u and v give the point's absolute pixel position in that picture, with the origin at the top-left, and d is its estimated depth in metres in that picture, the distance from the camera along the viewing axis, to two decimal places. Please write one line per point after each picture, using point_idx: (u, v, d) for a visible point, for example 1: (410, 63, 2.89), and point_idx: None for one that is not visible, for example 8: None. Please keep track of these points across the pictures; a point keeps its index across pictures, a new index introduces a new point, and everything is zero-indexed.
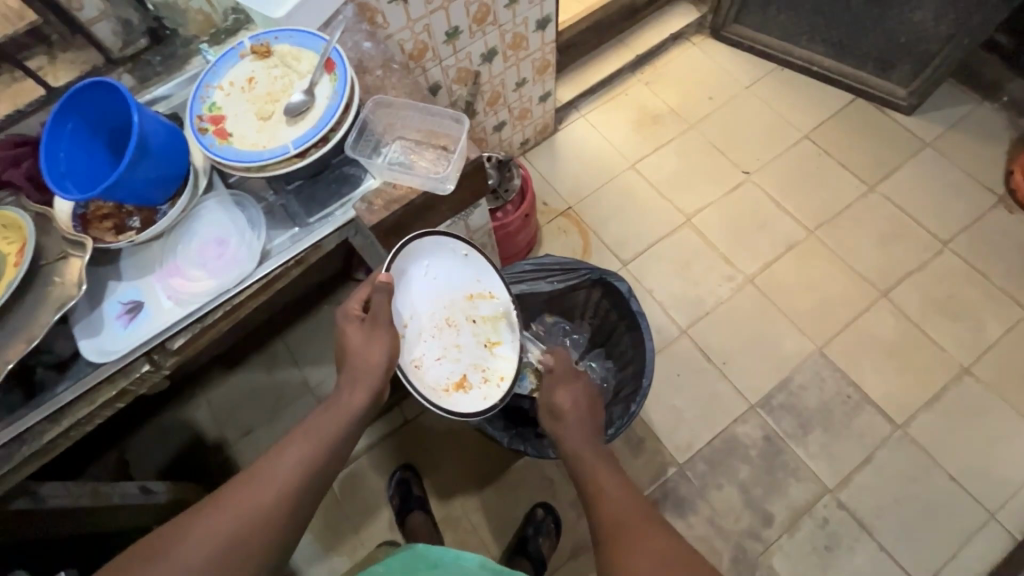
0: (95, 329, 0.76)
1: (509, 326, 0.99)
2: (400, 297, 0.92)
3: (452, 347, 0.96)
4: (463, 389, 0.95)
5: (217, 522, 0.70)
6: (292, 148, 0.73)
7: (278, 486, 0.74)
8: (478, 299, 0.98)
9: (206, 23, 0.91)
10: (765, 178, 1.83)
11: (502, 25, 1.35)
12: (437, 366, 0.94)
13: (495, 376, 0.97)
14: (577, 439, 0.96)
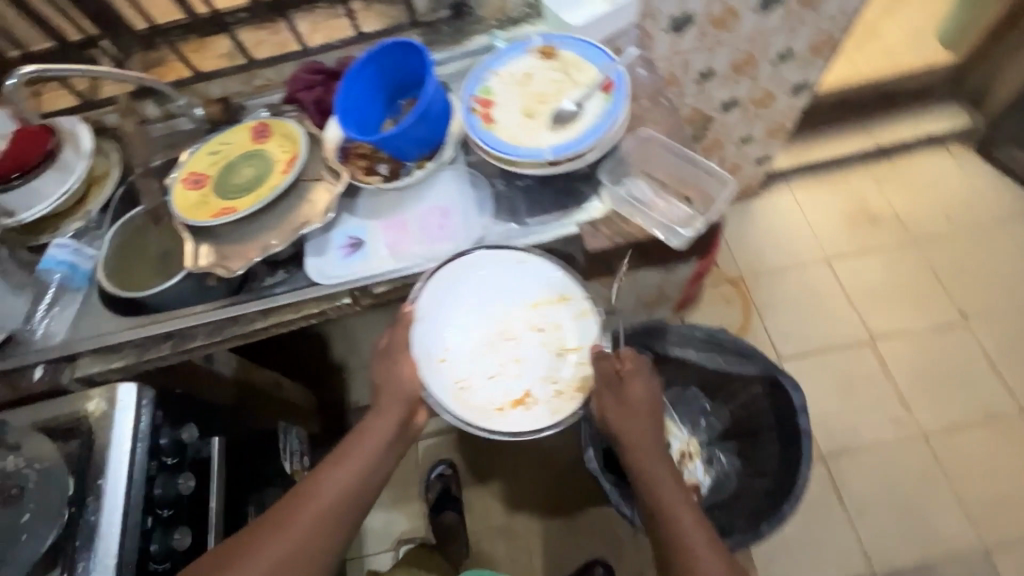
0: (321, 250, 0.84)
1: (586, 330, 0.81)
2: (429, 308, 0.82)
3: (509, 362, 0.82)
4: (524, 407, 0.79)
5: (285, 531, 0.69)
6: (549, 154, 0.74)
7: (341, 496, 0.73)
8: (544, 306, 0.83)
9: (500, 8, 0.96)
10: (985, 328, 1.55)
11: (758, 79, 1.27)
12: (482, 383, 0.81)
13: (579, 385, 0.80)
14: (643, 444, 0.79)
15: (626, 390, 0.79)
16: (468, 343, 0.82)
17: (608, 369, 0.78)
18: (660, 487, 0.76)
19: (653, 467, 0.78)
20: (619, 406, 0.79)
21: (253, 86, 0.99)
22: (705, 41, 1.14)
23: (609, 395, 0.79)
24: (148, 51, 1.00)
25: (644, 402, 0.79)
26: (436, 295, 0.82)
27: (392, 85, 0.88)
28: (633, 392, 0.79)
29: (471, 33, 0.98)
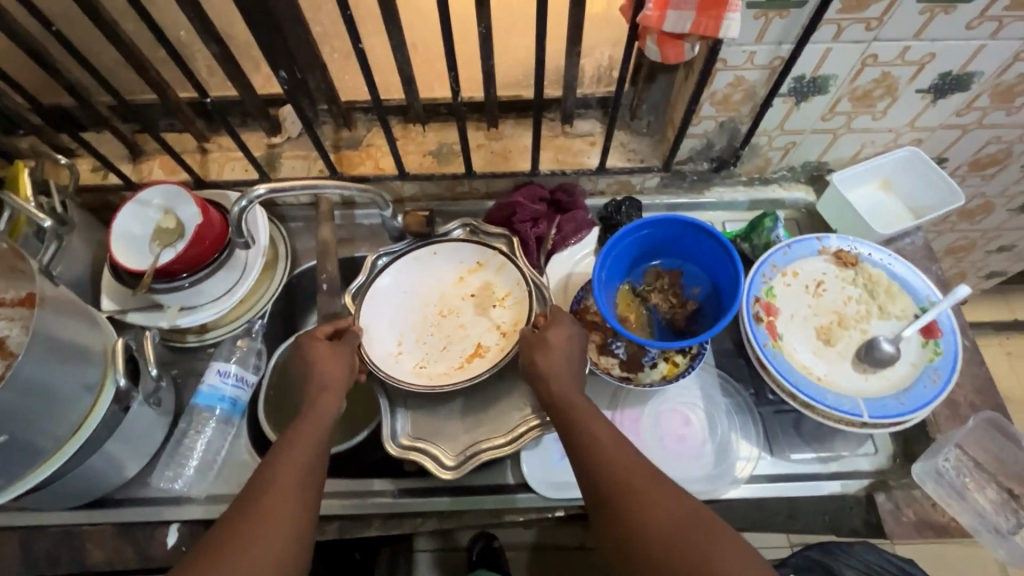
0: (538, 442, 0.68)
1: (452, 256, 0.77)
2: (369, 305, 0.73)
3: (456, 333, 0.72)
4: (480, 356, 0.70)
5: (250, 536, 0.47)
6: (868, 415, 0.60)
7: (305, 479, 0.53)
8: (469, 276, 0.77)
9: (759, 168, 0.83)
10: None
11: (963, 262, 1.16)
12: (444, 356, 0.71)
13: (513, 325, 0.71)
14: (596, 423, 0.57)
15: (549, 342, 0.61)
16: (407, 315, 0.73)
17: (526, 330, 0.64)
18: (606, 451, 0.53)
19: (575, 409, 0.56)
20: (541, 359, 0.60)
21: (454, 193, 0.85)
22: (941, 226, 1.01)
23: (530, 357, 0.61)
24: (342, 128, 0.85)
25: (569, 358, 0.60)
26: (388, 281, 0.75)
27: (645, 252, 0.74)
28: (555, 343, 0.61)
29: (714, 186, 0.85)
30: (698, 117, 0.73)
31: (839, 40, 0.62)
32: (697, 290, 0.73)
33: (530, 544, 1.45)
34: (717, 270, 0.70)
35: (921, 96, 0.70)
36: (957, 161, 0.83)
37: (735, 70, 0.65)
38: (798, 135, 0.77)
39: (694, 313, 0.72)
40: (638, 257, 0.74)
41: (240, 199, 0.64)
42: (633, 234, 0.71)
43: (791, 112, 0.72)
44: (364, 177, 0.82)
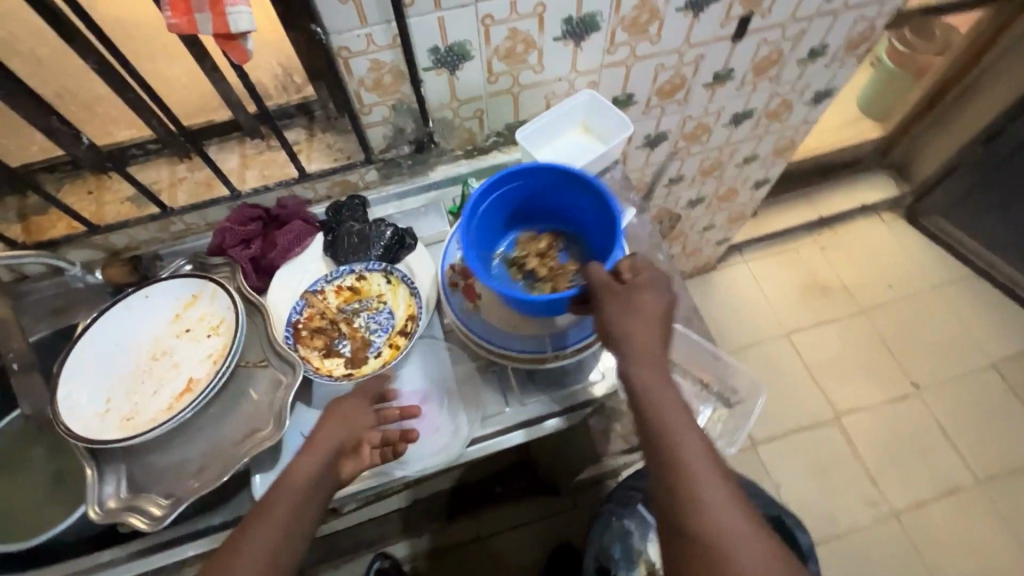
0: (271, 460, 0.67)
1: (168, 295, 0.75)
2: (70, 370, 0.68)
3: (169, 374, 0.70)
4: (193, 392, 0.68)
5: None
6: (549, 350, 0.67)
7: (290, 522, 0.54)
8: (186, 312, 0.74)
9: (467, 139, 0.86)
10: (936, 398, 1.61)
11: (723, 180, 1.26)
12: (154, 399, 0.68)
13: (224, 351, 0.70)
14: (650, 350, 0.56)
15: (635, 298, 0.57)
16: (115, 369, 0.70)
17: (606, 282, 0.58)
18: (683, 446, 0.51)
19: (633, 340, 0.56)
20: (617, 305, 0.57)
21: (169, 234, 0.82)
22: (677, 153, 1.09)
23: (613, 302, 0.57)
24: (26, 195, 0.80)
25: (657, 313, 0.57)
26: (93, 338, 0.71)
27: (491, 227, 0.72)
28: (642, 303, 0.57)
29: (434, 165, 0.87)
30: (365, 106, 0.74)
31: (444, 7, 0.64)
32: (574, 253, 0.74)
33: (426, 550, 1.39)
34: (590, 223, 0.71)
35: (561, 43, 0.74)
36: (642, 94, 0.89)
37: (365, 55, 0.66)
38: (479, 102, 0.80)
39: (573, 273, 0.71)
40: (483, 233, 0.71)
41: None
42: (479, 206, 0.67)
43: (452, 82, 0.74)
44: (56, 240, 0.76)
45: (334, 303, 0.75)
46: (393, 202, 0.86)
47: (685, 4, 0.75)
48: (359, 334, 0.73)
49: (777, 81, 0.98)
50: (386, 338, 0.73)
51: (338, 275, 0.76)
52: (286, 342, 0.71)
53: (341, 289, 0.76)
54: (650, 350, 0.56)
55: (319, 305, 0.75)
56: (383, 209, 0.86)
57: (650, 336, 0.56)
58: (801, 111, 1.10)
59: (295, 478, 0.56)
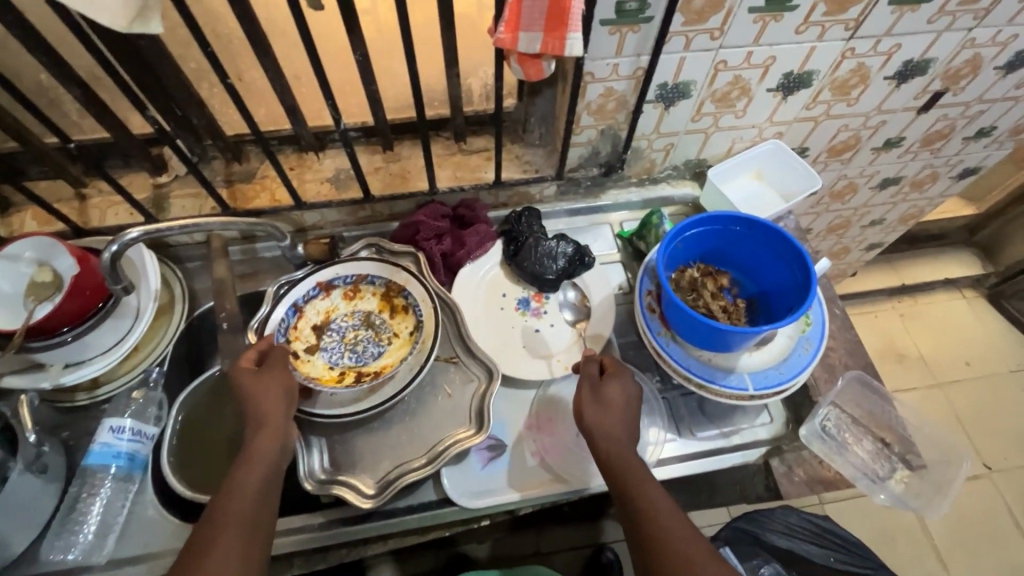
0: (459, 456, 0.70)
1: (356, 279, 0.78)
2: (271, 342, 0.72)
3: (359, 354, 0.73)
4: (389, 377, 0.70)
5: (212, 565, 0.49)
6: (752, 388, 0.66)
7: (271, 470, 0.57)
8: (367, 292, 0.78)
9: (647, 169, 0.89)
10: (1009, 482, 1.60)
11: (844, 238, 1.28)
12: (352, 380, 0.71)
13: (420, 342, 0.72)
14: (612, 435, 0.63)
15: (605, 384, 0.66)
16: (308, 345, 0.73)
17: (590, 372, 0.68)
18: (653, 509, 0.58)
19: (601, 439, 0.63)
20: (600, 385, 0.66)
21: (356, 218, 0.86)
22: (817, 208, 1.12)
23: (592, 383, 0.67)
24: (233, 162, 0.83)
25: (626, 399, 0.65)
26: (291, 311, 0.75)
27: (670, 266, 0.70)
28: (613, 392, 0.66)
29: (608, 190, 0.90)
30: (579, 127, 0.77)
31: (690, 49, 0.68)
32: (737, 291, 0.72)
33: None
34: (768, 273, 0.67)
35: (772, 94, 0.78)
36: (816, 149, 0.92)
37: (604, 81, 0.70)
38: (674, 137, 0.83)
39: (745, 312, 0.70)
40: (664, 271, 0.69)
41: (111, 244, 0.59)
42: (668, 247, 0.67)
43: (662, 116, 0.78)
44: (260, 210, 0.80)
45: (371, 304, 0.78)
46: (563, 218, 0.91)
47: (894, 73, 0.78)
48: (348, 343, 0.75)
49: (936, 154, 1.01)
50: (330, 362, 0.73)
51: (400, 292, 0.77)
52: (328, 275, 0.77)
53: (384, 301, 0.77)
54: (616, 432, 0.63)
55: (356, 286, 0.78)
56: (555, 222, 0.91)
57: (616, 416, 0.64)
58: (942, 185, 1.13)
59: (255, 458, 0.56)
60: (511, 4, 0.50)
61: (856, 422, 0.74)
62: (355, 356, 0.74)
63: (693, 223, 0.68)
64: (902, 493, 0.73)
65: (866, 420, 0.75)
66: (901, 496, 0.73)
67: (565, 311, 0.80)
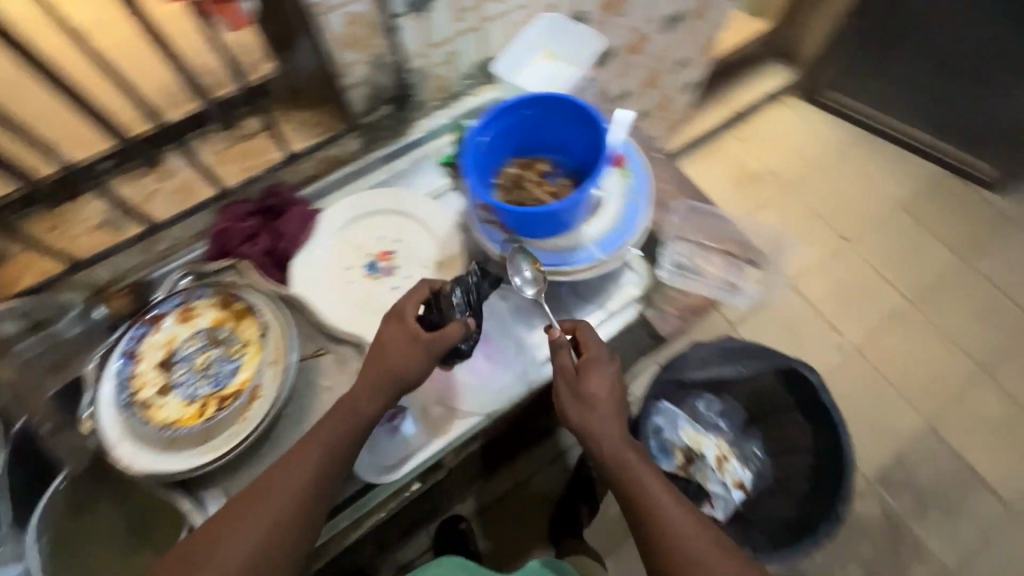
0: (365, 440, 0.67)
1: (183, 304, 0.69)
2: (110, 417, 0.63)
3: (218, 379, 0.66)
4: (260, 397, 0.65)
5: (225, 551, 0.54)
6: (601, 254, 0.68)
7: (303, 478, 0.57)
8: (199, 314, 0.69)
9: (441, 88, 0.85)
10: (865, 246, 1.84)
11: (662, 88, 1.33)
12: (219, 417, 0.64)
13: (278, 350, 0.67)
14: (612, 434, 0.65)
15: (586, 379, 0.66)
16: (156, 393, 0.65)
17: (563, 366, 0.67)
18: (657, 507, 0.61)
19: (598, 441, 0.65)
20: (573, 385, 0.66)
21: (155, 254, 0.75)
22: (623, 68, 1.14)
23: (568, 384, 0.67)
24: None
25: (610, 390, 0.66)
26: (119, 373, 0.65)
27: (487, 171, 0.69)
28: (596, 388, 0.66)
29: (415, 123, 0.85)
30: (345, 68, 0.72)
31: None
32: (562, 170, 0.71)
33: (475, 511, 1.48)
34: (575, 143, 0.68)
35: None
36: (592, 10, 0.92)
37: (340, 8, 0.64)
38: (450, 44, 0.79)
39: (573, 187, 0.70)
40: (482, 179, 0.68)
41: None
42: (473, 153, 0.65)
43: (425, 26, 0.73)
44: (35, 287, 0.69)
45: (210, 320, 0.69)
46: (384, 167, 0.83)
47: None
48: (200, 369, 0.67)
49: None
50: (186, 398, 0.65)
51: (235, 296, 0.70)
52: (149, 310, 0.68)
53: (223, 311, 0.70)
54: (607, 433, 0.65)
55: (189, 309, 0.69)
56: (376, 175, 0.83)
57: (611, 415, 0.66)
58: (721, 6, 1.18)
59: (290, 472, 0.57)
60: None
61: (703, 244, 0.79)
62: (212, 380, 0.66)
63: (487, 121, 0.66)
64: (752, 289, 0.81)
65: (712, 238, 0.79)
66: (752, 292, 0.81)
67: (416, 259, 0.77)
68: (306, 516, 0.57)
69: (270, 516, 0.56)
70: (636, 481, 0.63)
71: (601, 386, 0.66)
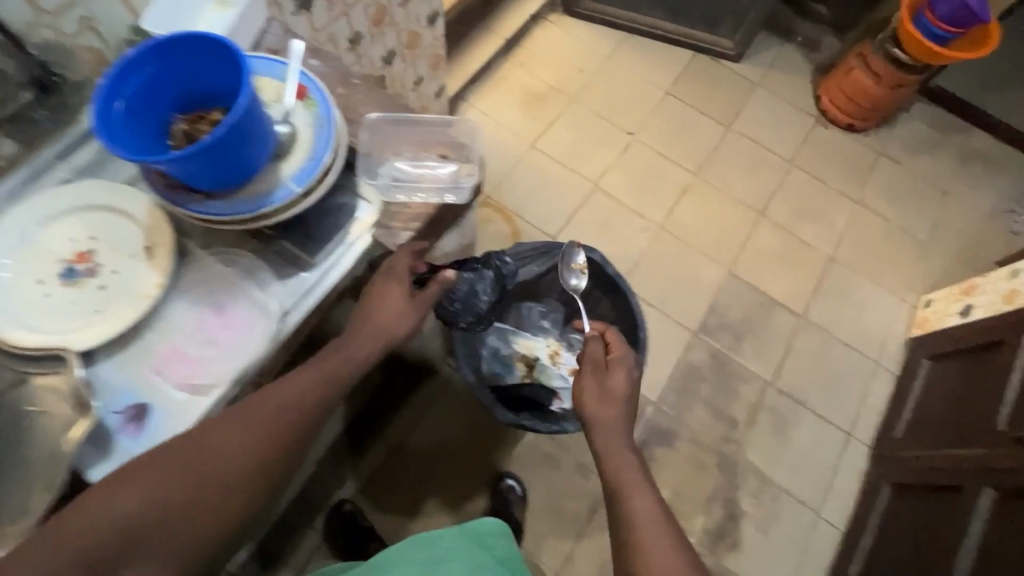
0: (100, 445, 0.62)
1: None
2: None
3: None
4: None
5: (189, 476, 0.58)
6: (297, 187, 0.67)
7: (271, 432, 0.62)
8: None
9: (97, 62, 0.76)
10: (648, 135, 2.02)
11: (399, 24, 1.31)
12: None
13: None
14: (609, 416, 0.86)
15: (610, 371, 0.93)
16: None
17: (596, 355, 0.96)
18: (629, 476, 0.76)
19: (600, 418, 0.86)
20: (597, 375, 0.92)
21: None
22: (337, 9, 1.10)
23: (602, 368, 0.94)
24: None
25: (627, 376, 0.92)
26: None
27: (147, 133, 0.63)
28: (611, 375, 0.92)
29: (83, 108, 0.75)
30: None
31: None
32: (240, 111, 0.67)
33: (357, 490, 1.48)
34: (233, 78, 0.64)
35: None
36: None
37: None
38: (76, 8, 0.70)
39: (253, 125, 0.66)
40: (143, 140, 0.63)
41: None
42: (112, 113, 0.59)
43: None
44: None
45: None
46: (61, 165, 0.74)
47: None
48: None
49: None
50: None
51: None
52: None
53: None
54: (608, 409, 0.87)
55: None
56: (55, 176, 0.74)
57: (605, 395, 0.89)
58: None
59: (255, 421, 0.62)
60: None
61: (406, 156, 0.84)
62: None
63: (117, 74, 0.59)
64: (469, 177, 0.86)
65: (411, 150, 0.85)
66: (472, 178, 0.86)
67: (121, 250, 0.70)
68: (191, 503, 0.57)
69: (217, 462, 0.59)
70: (613, 456, 0.80)
71: (618, 377, 0.92)
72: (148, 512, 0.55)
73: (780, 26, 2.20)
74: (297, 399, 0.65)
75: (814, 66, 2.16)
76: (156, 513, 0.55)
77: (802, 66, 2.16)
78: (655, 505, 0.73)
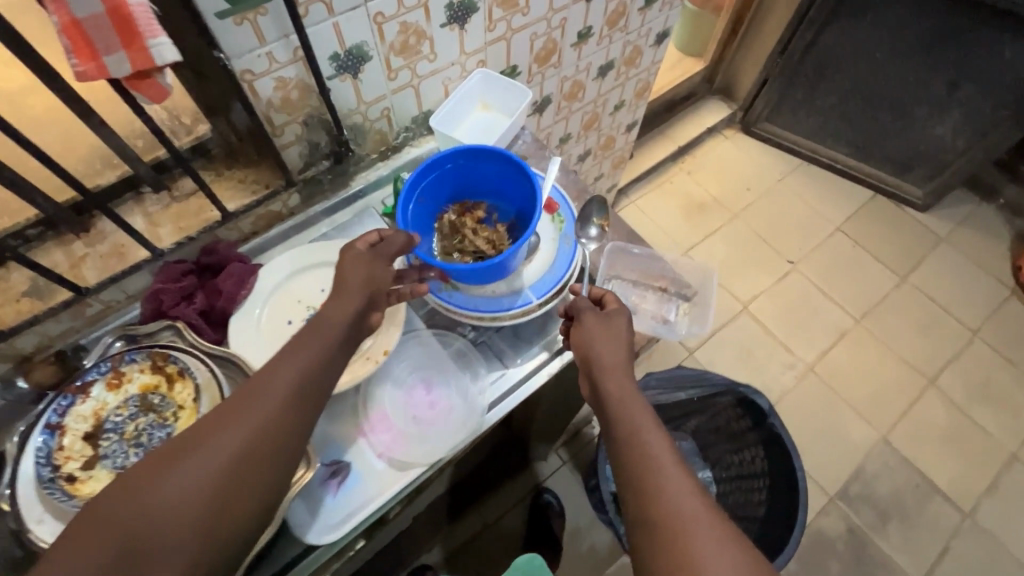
0: (307, 498, 0.65)
1: (111, 372, 0.67)
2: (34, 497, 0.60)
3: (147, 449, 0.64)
4: None
5: (191, 473, 0.48)
6: (535, 299, 0.70)
7: (278, 407, 0.53)
8: (131, 379, 0.68)
9: (380, 140, 0.87)
10: (810, 268, 1.92)
11: (602, 130, 1.39)
12: None
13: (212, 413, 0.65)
14: (627, 390, 0.60)
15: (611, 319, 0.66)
16: (83, 467, 0.62)
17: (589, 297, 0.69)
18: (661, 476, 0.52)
19: (621, 406, 0.59)
20: (597, 324, 0.66)
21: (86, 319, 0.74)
22: (561, 114, 1.19)
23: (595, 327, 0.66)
24: None
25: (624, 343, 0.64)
26: (43, 449, 0.62)
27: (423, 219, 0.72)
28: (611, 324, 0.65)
29: (357, 176, 0.87)
30: (278, 127, 0.74)
31: (336, 12, 0.65)
32: (497, 218, 0.75)
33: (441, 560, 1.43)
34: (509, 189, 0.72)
35: (447, 29, 0.79)
36: (523, 63, 0.97)
37: (268, 73, 0.66)
38: (384, 101, 0.81)
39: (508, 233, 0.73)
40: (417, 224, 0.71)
41: None
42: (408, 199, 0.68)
43: (357, 86, 0.76)
44: None
45: (142, 384, 0.67)
46: (328, 219, 0.84)
47: None
48: (130, 438, 0.65)
49: (626, 30, 1.11)
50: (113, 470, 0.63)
51: (168, 357, 0.68)
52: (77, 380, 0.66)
53: (154, 374, 0.68)
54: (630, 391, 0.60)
55: (120, 375, 0.68)
56: (317, 228, 0.84)
57: (621, 357, 0.63)
58: (649, 53, 1.26)
59: (256, 404, 0.53)
60: (65, 30, 0.43)
61: (635, 283, 0.87)
62: (141, 449, 0.64)
63: (424, 168, 0.69)
64: (688, 324, 0.88)
65: (642, 277, 0.88)
66: (688, 324, 0.88)
67: None
68: (219, 497, 0.48)
69: (231, 448, 0.50)
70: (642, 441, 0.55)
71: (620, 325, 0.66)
72: (167, 519, 0.46)
73: (980, 184, 2.04)
74: (294, 378, 0.55)
75: (1014, 232, 1.96)
76: (174, 515, 0.46)
77: (1000, 230, 1.97)
78: (698, 501, 0.50)
